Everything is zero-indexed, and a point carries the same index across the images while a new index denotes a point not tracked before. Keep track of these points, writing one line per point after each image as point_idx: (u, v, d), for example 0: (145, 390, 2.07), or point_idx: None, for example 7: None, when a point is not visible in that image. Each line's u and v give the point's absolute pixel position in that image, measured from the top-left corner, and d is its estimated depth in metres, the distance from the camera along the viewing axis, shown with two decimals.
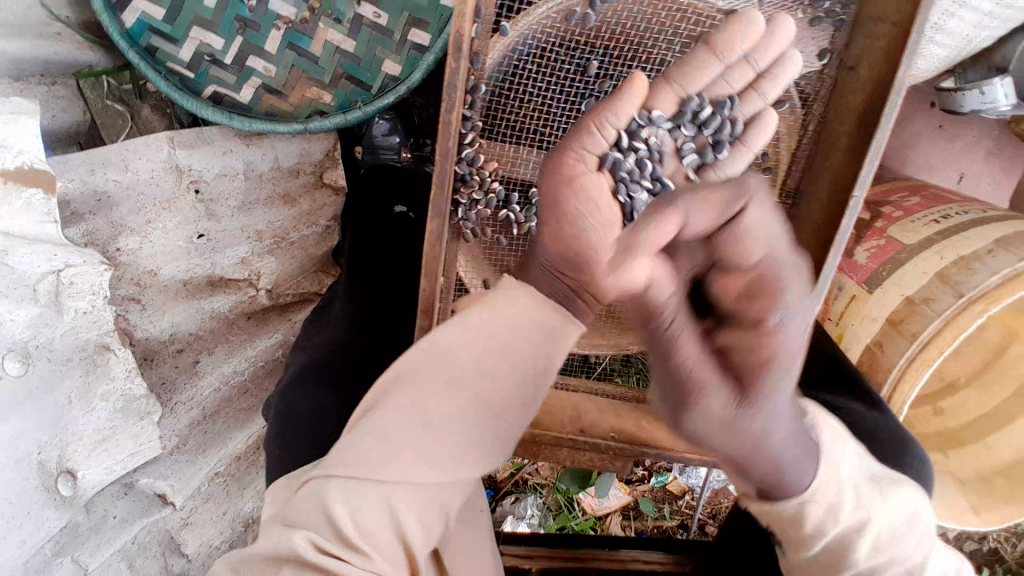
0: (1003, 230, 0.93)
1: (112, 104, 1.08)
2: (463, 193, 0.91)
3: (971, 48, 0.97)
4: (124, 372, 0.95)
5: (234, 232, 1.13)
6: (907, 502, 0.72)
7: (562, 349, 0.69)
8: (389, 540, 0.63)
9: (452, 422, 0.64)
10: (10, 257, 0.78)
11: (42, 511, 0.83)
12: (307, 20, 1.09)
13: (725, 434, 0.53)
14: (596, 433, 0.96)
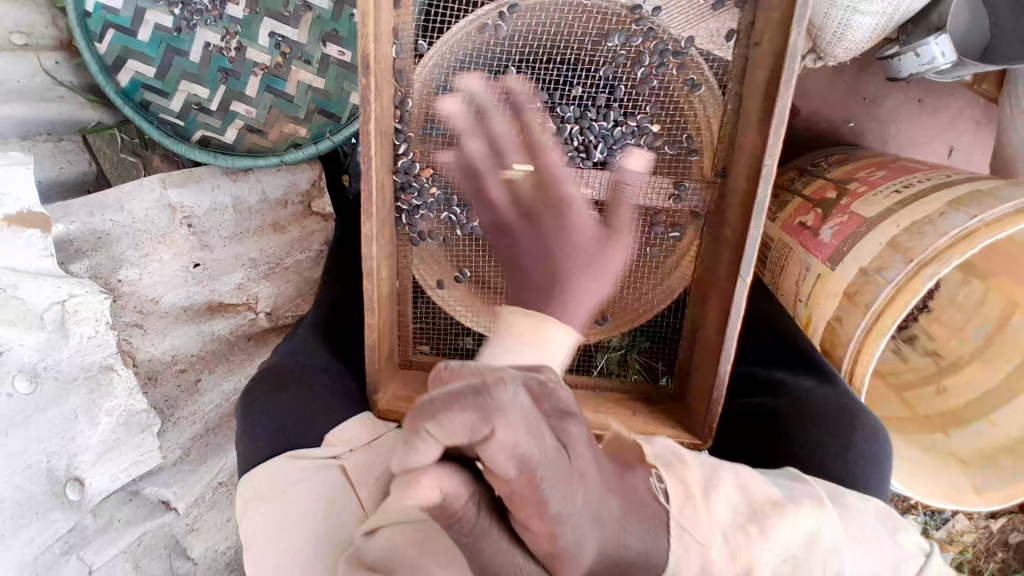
0: (957, 191, 0.90)
1: (125, 156, 1.24)
2: (405, 201, 0.98)
3: (900, 13, 0.95)
4: (126, 389, 1.06)
5: (227, 260, 1.25)
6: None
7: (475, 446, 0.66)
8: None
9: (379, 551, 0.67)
10: (18, 288, 0.92)
11: (48, 513, 0.94)
12: (281, 64, 1.20)
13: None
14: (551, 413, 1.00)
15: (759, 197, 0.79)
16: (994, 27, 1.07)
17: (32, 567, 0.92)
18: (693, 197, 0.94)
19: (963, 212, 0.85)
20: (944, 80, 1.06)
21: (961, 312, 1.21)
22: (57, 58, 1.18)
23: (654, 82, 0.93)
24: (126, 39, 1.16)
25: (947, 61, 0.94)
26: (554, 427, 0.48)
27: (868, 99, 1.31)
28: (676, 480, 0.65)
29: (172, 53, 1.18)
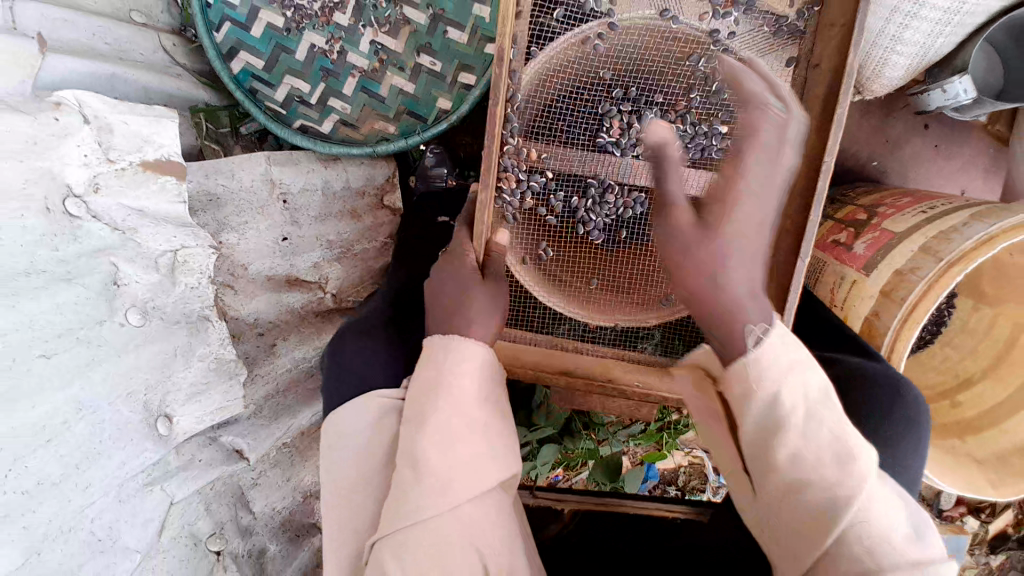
0: (973, 209, 1.04)
1: (211, 143, 1.35)
2: (507, 184, 1.07)
3: (932, 55, 1.12)
4: (219, 339, 1.14)
5: (309, 238, 1.35)
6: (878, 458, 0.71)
7: (463, 377, 0.88)
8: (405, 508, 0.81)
9: (430, 460, 0.81)
10: (137, 233, 0.99)
11: (141, 441, 0.99)
12: (377, 68, 1.35)
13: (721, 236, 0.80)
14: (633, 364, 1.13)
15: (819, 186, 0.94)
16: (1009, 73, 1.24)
17: (118, 492, 0.94)
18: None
19: (983, 220, 0.99)
20: (964, 116, 1.26)
21: (972, 337, 1.38)
22: (174, 41, 1.32)
23: (724, 94, 1.08)
24: (241, 32, 1.31)
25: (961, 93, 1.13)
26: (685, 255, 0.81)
27: (890, 141, 1.46)
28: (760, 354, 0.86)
29: (280, 50, 1.33)
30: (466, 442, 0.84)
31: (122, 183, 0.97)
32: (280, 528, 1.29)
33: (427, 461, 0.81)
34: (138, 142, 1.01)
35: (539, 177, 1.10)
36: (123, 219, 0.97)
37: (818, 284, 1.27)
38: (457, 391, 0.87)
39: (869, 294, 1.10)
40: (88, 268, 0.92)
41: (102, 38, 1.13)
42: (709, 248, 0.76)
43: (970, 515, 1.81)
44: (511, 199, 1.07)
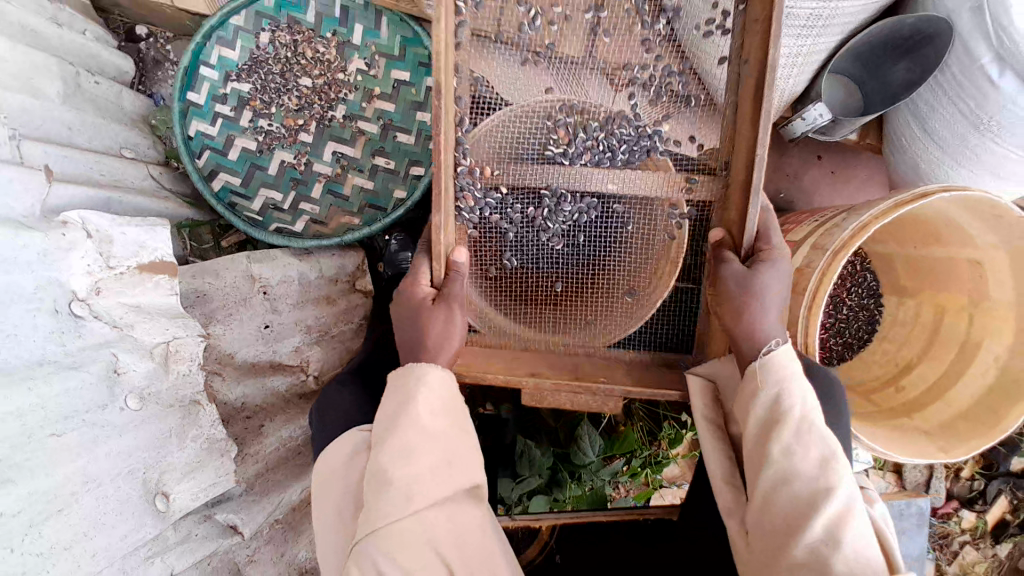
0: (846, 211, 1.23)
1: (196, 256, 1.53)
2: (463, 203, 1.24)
3: (791, 88, 1.43)
4: (210, 421, 1.23)
5: (290, 325, 1.48)
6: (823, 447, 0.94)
7: (431, 395, 1.02)
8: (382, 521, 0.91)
9: (404, 474, 0.93)
10: (133, 328, 1.11)
11: (142, 516, 1.07)
12: (340, 173, 1.56)
13: (748, 294, 1.04)
14: (590, 379, 1.21)
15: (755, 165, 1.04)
16: (865, 97, 1.50)
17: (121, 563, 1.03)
18: (704, 189, 1.18)
19: (857, 214, 1.17)
20: (835, 137, 1.50)
21: (903, 328, 1.54)
22: (161, 170, 1.52)
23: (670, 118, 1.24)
24: (219, 157, 1.52)
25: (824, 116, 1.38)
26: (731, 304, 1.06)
27: (791, 175, 1.68)
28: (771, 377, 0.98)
29: (254, 168, 1.54)
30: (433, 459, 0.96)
31: (121, 284, 1.11)
32: None
33: (397, 477, 0.93)
34: (134, 248, 1.16)
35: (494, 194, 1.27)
36: (121, 315, 1.10)
37: None
38: (416, 414, 0.99)
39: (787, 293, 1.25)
40: (92, 359, 1.03)
41: (100, 170, 1.31)
42: (757, 290, 1.04)
43: (964, 508, 1.87)
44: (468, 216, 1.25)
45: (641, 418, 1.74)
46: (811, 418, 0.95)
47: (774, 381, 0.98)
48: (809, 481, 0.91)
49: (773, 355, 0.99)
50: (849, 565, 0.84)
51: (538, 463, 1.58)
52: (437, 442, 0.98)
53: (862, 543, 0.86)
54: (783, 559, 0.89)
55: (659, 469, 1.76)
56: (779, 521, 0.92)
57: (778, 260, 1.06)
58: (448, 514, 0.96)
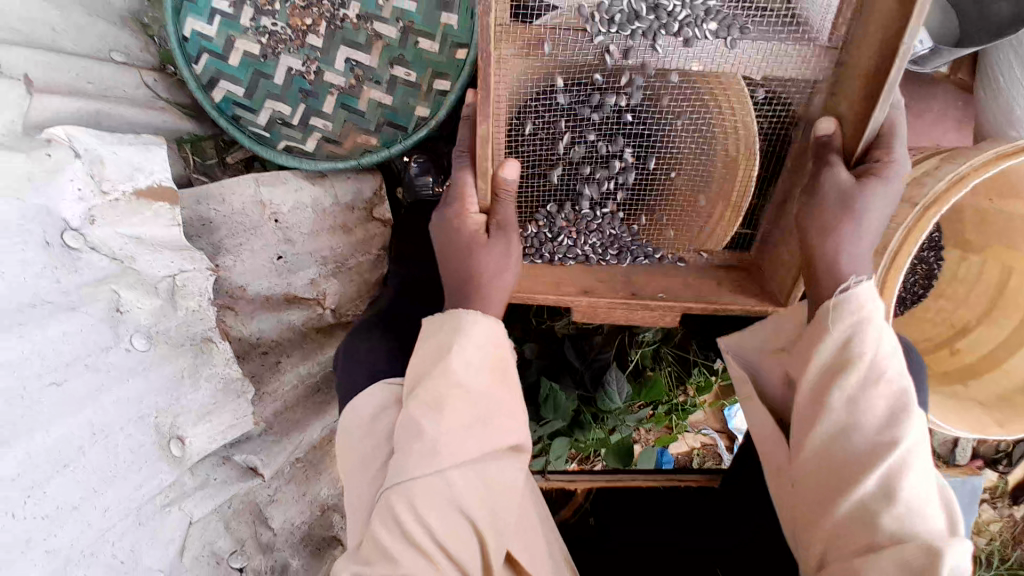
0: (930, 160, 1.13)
1: (197, 175, 1.37)
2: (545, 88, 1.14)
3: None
4: (224, 360, 1.15)
5: (305, 256, 1.37)
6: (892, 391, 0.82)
7: (474, 348, 0.90)
8: (419, 478, 0.83)
9: (437, 425, 0.85)
10: (135, 261, 1.02)
11: (156, 465, 1.01)
12: (354, 84, 1.39)
13: (846, 207, 0.90)
14: (646, 296, 1.18)
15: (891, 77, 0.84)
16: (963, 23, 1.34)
17: (137, 514, 0.98)
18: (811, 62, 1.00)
19: (952, 164, 1.06)
20: (924, 63, 1.35)
21: (963, 283, 1.41)
22: (156, 78, 1.35)
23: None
24: (218, 62, 1.35)
25: (926, 45, 1.25)
26: (822, 200, 0.92)
27: None
28: (844, 320, 0.85)
29: (258, 75, 1.37)
30: (470, 409, 0.87)
31: (116, 213, 1.00)
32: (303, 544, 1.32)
33: (427, 433, 0.85)
34: (128, 170, 1.03)
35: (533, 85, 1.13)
36: (120, 247, 1.00)
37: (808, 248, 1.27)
38: (454, 365, 0.88)
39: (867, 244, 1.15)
40: (92, 296, 0.94)
41: (88, 78, 1.17)
42: (856, 207, 0.90)
43: (988, 467, 1.79)
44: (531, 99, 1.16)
45: (670, 363, 1.67)
46: (885, 366, 0.83)
47: (849, 324, 0.85)
48: (873, 433, 0.80)
49: (852, 296, 0.86)
50: (898, 525, 0.76)
51: (563, 407, 1.53)
52: (477, 398, 0.88)
53: (917, 503, 0.76)
54: (827, 513, 0.81)
55: (684, 415, 1.72)
56: (823, 466, 0.83)
57: (892, 178, 0.90)
58: (481, 474, 0.87)
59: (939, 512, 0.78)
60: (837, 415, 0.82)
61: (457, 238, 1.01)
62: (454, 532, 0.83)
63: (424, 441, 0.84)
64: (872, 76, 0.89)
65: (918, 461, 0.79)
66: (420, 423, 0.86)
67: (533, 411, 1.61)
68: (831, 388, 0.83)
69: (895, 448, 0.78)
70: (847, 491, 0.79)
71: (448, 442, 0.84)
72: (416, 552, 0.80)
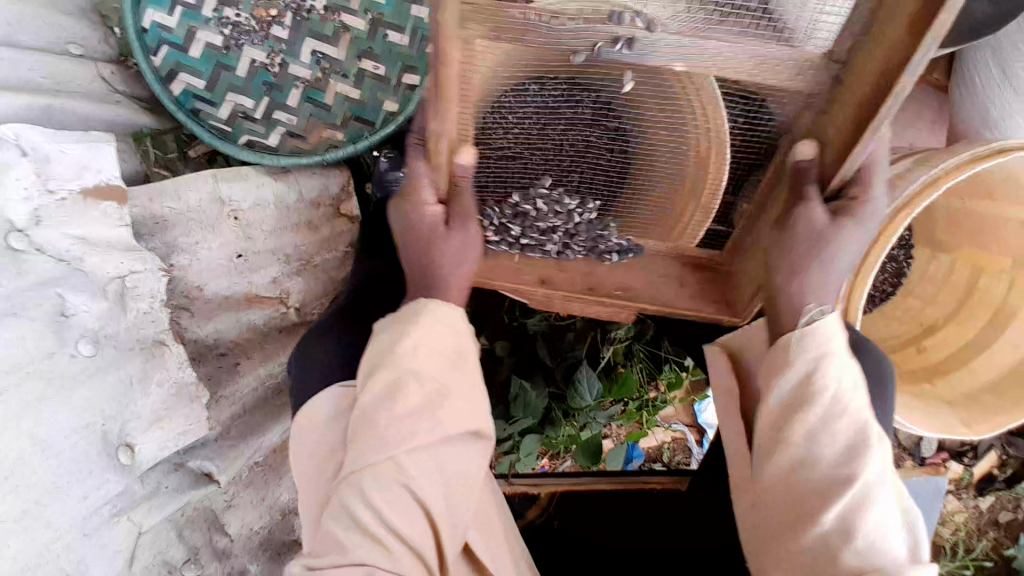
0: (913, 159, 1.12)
1: (159, 170, 1.31)
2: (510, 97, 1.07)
3: None
4: (178, 363, 1.11)
5: (266, 254, 1.33)
6: (846, 428, 0.81)
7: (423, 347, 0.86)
8: (368, 472, 0.80)
9: (388, 418, 0.81)
10: (83, 263, 0.98)
11: (103, 473, 0.98)
12: (320, 78, 1.34)
13: (811, 249, 0.90)
14: (636, 299, 1.19)
15: (879, 112, 0.81)
16: None
17: (82, 527, 0.95)
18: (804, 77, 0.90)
19: (926, 165, 1.06)
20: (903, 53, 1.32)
21: (932, 283, 1.42)
22: (112, 70, 1.30)
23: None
24: (179, 54, 1.28)
25: None
26: (797, 229, 0.90)
27: None
28: (809, 347, 0.85)
29: (220, 69, 1.31)
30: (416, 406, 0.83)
31: (63, 212, 0.96)
32: (259, 549, 1.32)
33: (378, 421, 0.81)
34: (76, 168, 1.00)
35: (497, 93, 1.04)
36: (67, 249, 0.96)
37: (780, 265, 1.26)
38: (402, 354, 0.85)
39: None
40: (35, 303, 0.90)
41: (40, 72, 1.14)
42: (822, 249, 0.89)
43: (953, 459, 1.81)
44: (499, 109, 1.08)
45: (641, 360, 1.66)
46: (846, 400, 0.82)
47: (809, 358, 0.84)
48: (835, 475, 0.80)
49: (814, 330, 0.85)
50: (869, 548, 0.76)
51: (533, 405, 1.52)
52: (426, 380, 0.84)
53: (885, 527, 0.77)
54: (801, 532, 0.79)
55: (655, 411, 1.73)
56: (789, 483, 0.82)
57: (865, 219, 0.90)
58: (448, 465, 0.85)
59: (903, 540, 0.78)
60: (796, 454, 0.82)
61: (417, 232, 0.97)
62: (411, 520, 0.80)
63: (375, 436, 0.81)
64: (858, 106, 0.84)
65: (885, 485, 0.79)
66: (365, 416, 0.83)
67: (502, 412, 1.57)
68: (792, 421, 0.83)
69: (861, 483, 0.78)
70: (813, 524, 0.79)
71: (398, 437, 0.81)
72: (371, 541, 0.77)
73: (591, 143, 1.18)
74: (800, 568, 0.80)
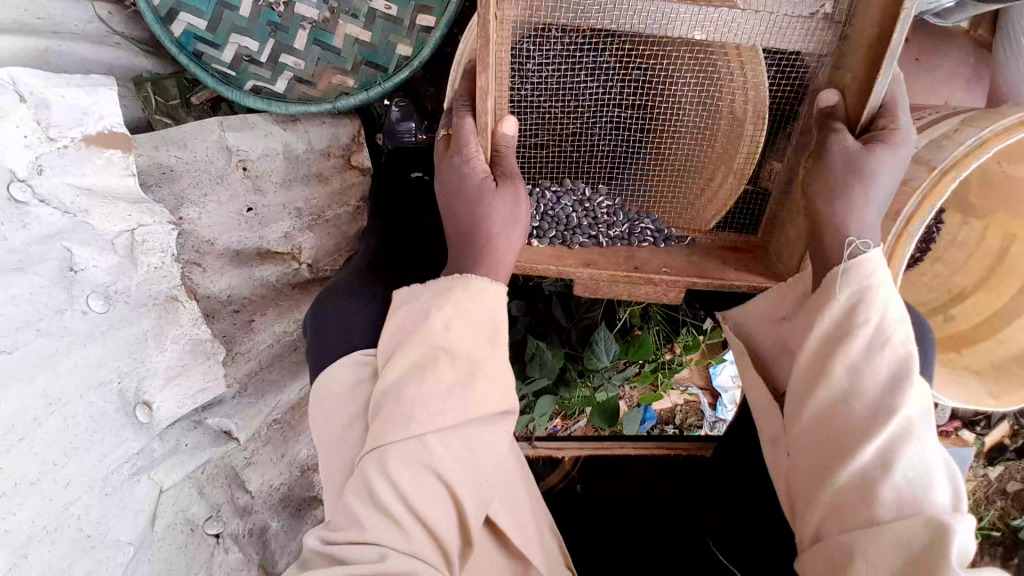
0: (961, 117, 1.07)
1: (160, 118, 1.26)
2: (539, 48, 1.05)
3: None
4: (191, 320, 1.08)
5: (277, 207, 1.29)
6: (890, 365, 0.78)
7: (462, 318, 0.83)
8: (390, 435, 0.78)
9: (417, 391, 0.79)
10: (89, 216, 0.92)
11: (122, 432, 0.96)
12: (328, 18, 1.26)
13: (848, 176, 0.87)
14: (650, 271, 1.09)
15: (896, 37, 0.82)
16: None
17: (104, 486, 0.93)
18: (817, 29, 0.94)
19: (974, 125, 1.01)
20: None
21: (961, 250, 1.36)
22: (111, 10, 1.21)
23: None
24: None
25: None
26: (838, 159, 0.87)
27: None
28: (855, 282, 0.82)
29: (222, 7, 1.22)
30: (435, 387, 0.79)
31: (65, 161, 0.90)
32: (280, 505, 1.33)
33: (404, 395, 0.79)
34: (76, 115, 0.93)
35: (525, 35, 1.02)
36: (71, 200, 0.90)
37: None
38: (432, 327, 0.82)
39: None
40: (41, 256, 0.85)
41: (37, 12, 1.06)
42: (863, 178, 0.86)
43: (965, 428, 1.78)
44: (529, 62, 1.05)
45: (658, 322, 1.62)
46: (890, 331, 0.80)
47: (854, 290, 0.82)
48: (870, 411, 0.77)
49: (861, 262, 0.82)
50: (896, 494, 0.72)
51: (550, 365, 1.47)
52: (458, 357, 0.81)
53: (919, 471, 0.73)
54: (825, 483, 0.77)
55: (671, 373, 1.70)
56: (816, 442, 0.80)
57: (900, 145, 0.87)
58: (473, 436, 0.80)
59: (945, 487, 0.73)
60: (847, 404, 0.79)
61: (460, 190, 0.92)
62: (431, 500, 0.76)
63: (397, 402, 0.79)
64: (875, 38, 0.86)
65: (922, 432, 0.75)
66: (387, 396, 0.81)
67: (518, 369, 1.55)
68: (833, 356, 0.80)
69: (897, 425, 0.74)
70: (840, 479, 0.76)
71: (418, 404, 0.78)
72: (388, 519, 0.74)
73: (620, 107, 1.13)
74: (829, 519, 0.77)
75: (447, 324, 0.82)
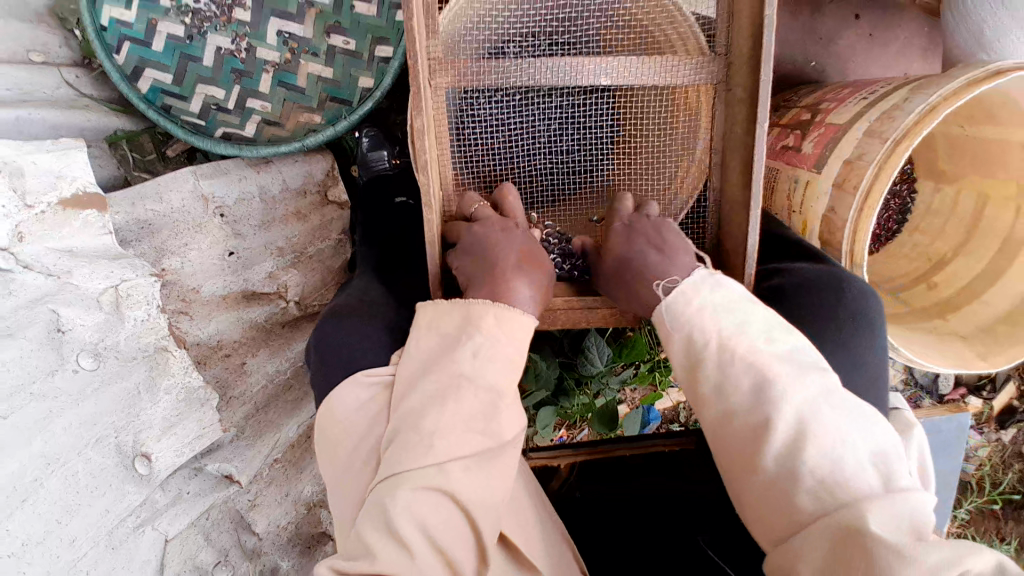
0: (910, 86, 1.08)
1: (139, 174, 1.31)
2: (475, 107, 1.10)
3: None
4: (183, 368, 1.07)
5: (258, 249, 1.30)
6: (768, 369, 0.76)
7: (490, 344, 0.86)
8: (412, 461, 0.78)
9: (437, 417, 0.80)
10: (72, 275, 0.93)
11: (122, 485, 0.98)
12: (290, 60, 1.28)
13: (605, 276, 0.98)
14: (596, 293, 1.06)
15: (766, 43, 0.88)
16: None
17: (109, 539, 0.96)
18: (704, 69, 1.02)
19: (924, 92, 1.03)
20: None
21: (939, 216, 1.40)
22: (78, 73, 1.25)
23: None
24: (142, 50, 1.22)
25: None
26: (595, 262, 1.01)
27: (824, 38, 1.51)
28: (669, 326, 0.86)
29: (186, 60, 1.25)
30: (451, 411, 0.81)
31: (45, 228, 0.92)
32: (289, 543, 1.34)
33: (426, 425, 0.80)
34: (50, 179, 0.94)
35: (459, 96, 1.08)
36: (54, 262, 0.91)
37: (790, 215, 1.24)
38: (461, 358, 0.85)
39: (823, 178, 1.14)
40: (29, 320, 0.86)
41: (7, 84, 1.09)
42: (608, 269, 0.96)
43: (971, 394, 1.82)
44: (469, 124, 1.11)
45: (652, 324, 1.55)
46: (740, 342, 0.79)
47: (691, 318, 0.84)
48: (756, 416, 0.75)
49: (684, 294, 0.86)
50: (814, 494, 0.68)
51: (544, 376, 1.48)
52: (482, 389, 0.83)
53: (828, 467, 0.69)
54: (749, 488, 0.75)
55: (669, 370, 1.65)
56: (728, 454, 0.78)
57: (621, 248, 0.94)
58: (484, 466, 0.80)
59: (865, 467, 0.69)
60: (732, 415, 0.77)
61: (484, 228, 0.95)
62: (447, 521, 0.76)
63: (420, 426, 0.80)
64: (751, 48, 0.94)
65: (824, 424, 0.71)
66: (409, 422, 0.82)
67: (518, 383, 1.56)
68: (702, 377, 0.81)
69: (784, 424, 0.72)
70: (755, 484, 0.73)
71: (439, 428, 0.80)
72: (399, 543, 0.72)
73: (568, 154, 1.17)
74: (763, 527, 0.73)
75: (478, 352, 0.85)
